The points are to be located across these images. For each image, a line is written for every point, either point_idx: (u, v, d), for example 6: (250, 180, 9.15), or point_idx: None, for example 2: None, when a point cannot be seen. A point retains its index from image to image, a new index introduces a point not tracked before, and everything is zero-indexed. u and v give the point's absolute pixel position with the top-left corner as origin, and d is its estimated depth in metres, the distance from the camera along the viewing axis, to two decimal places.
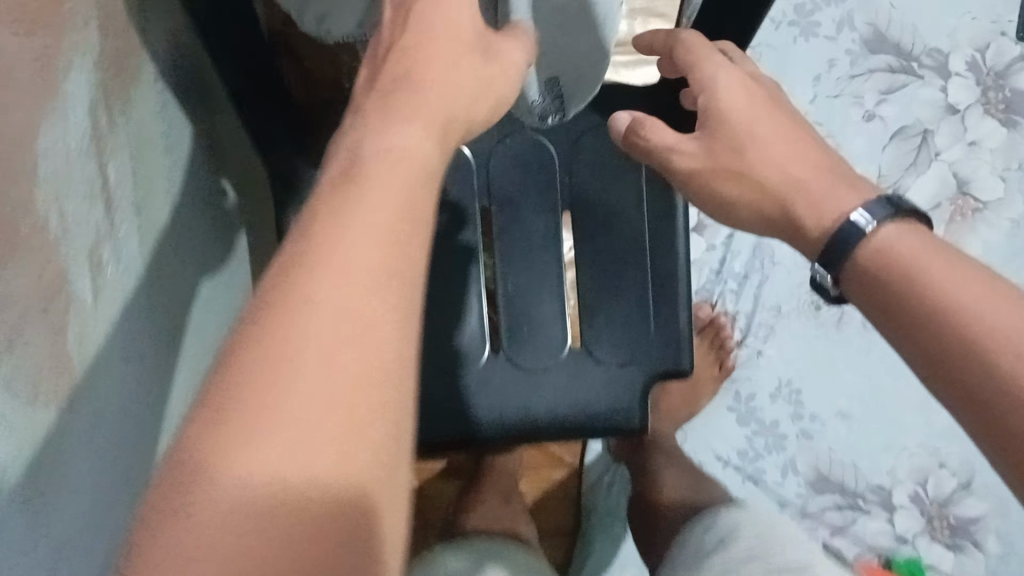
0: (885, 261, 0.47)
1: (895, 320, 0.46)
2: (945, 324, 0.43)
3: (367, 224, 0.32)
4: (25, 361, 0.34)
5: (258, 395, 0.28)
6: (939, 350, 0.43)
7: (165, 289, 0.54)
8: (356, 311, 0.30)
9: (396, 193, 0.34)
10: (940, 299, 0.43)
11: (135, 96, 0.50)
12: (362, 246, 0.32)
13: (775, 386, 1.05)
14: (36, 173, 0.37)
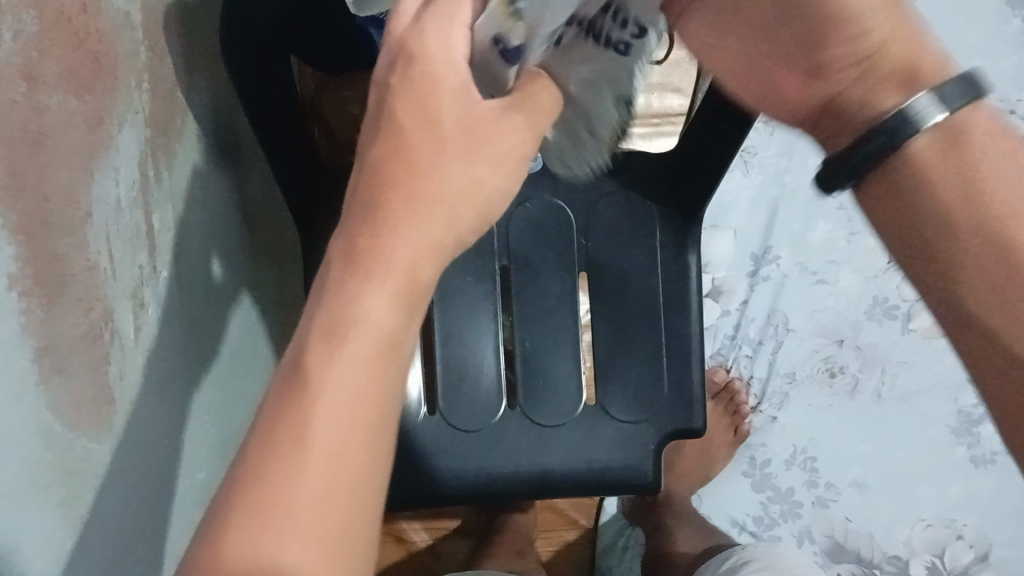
0: (936, 168, 0.39)
1: (937, 243, 0.39)
2: (999, 254, 0.37)
3: (352, 367, 0.36)
4: (70, 390, 0.37)
5: (259, 493, 0.34)
6: (988, 282, 0.37)
7: (200, 333, 0.57)
8: (355, 411, 0.36)
9: (383, 306, 0.37)
10: (1000, 223, 0.37)
11: (179, 154, 0.54)
12: (355, 359, 0.36)
13: (790, 453, 1.04)
14: (90, 218, 0.40)
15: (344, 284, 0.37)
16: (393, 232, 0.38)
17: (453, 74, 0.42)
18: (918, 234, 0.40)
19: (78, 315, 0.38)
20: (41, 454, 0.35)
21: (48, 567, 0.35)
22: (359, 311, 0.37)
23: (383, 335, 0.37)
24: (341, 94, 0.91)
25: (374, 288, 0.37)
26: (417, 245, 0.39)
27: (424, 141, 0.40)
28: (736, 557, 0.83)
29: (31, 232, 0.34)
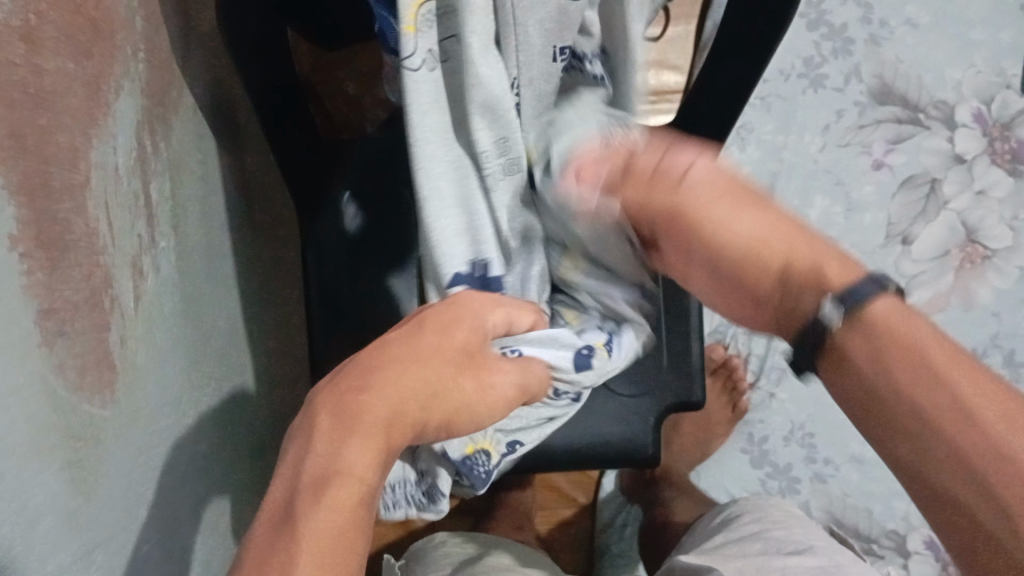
0: (874, 332, 0.42)
1: (881, 412, 0.41)
2: (898, 404, 0.40)
3: (338, 500, 0.41)
4: (74, 351, 0.37)
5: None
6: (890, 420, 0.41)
7: (202, 306, 0.57)
8: (334, 541, 0.39)
9: (360, 460, 0.42)
10: (918, 377, 0.40)
11: (176, 126, 0.54)
12: (337, 501, 0.41)
13: (788, 429, 1.05)
14: (90, 183, 0.40)
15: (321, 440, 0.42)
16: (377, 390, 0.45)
17: (477, 328, 0.51)
18: (862, 393, 0.42)
19: (80, 277, 0.38)
20: (47, 414, 0.35)
21: (56, 527, 0.36)
22: (344, 464, 0.42)
23: (361, 490, 0.42)
24: (336, 74, 0.91)
25: (356, 441, 0.43)
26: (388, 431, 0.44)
27: (417, 358, 0.47)
28: (729, 510, 0.84)
29: (31, 192, 0.34)
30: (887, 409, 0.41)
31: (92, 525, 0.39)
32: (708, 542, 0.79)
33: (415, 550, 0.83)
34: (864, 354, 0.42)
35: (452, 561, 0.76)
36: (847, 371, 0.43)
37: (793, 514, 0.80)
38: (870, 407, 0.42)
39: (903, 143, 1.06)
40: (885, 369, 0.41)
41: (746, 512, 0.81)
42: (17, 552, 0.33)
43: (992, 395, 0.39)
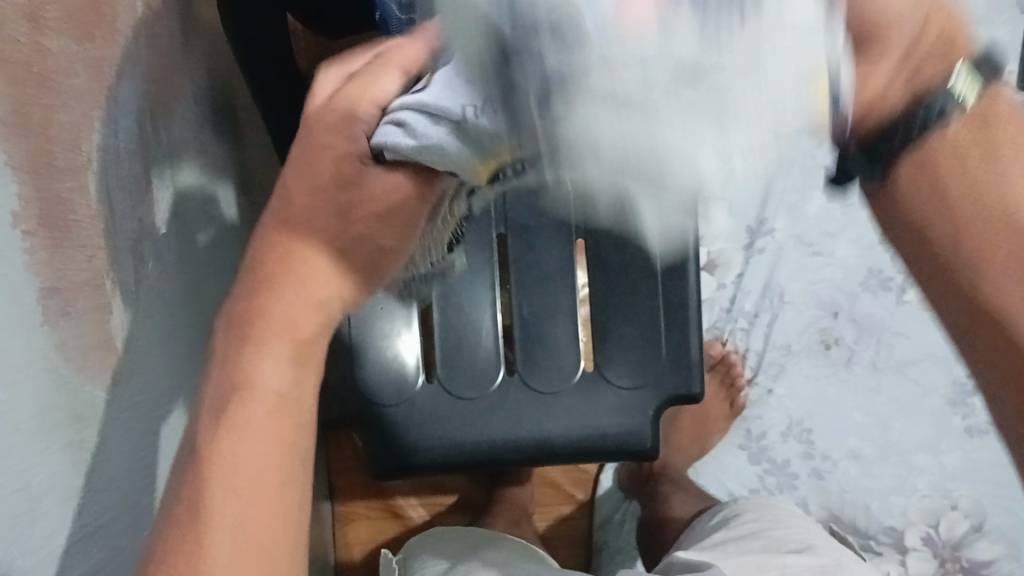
0: (930, 169, 0.38)
1: (937, 233, 0.38)
2: (979, 244, 0.38)
3: (257, 401, 0.38)
4: (75, 331, 0.37)
5: (186, 523, 0.35)
6: (943, 262, 0.39)
7: (200, 294, 0.57)
8: (256, 437, 0.37)
9: (274, 372, 0.38)
10: (1003, 208, 0.37)
11: (177, 114, 0.54)
12: (259, 422, 0.37)
13: (786, 425, 1.05)
14: (91, 165, 0.40)
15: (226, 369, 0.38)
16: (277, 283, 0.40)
17: (334, 156, 0.41)
18: (911, 219, 0.39)
19: (83, 259, 0.38)
20: (49, 392, 0.35)
21: (58, 507, 0.36)
22: (249, 372, 0.38)
23: (277, 397, 0.38)
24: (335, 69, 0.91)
25: (264, 356, 0.38)
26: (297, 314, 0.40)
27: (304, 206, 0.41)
28: (727, 510, 0.84)
29: (35, 171, 0.34)
30: (935, 250, 0.39)
31: (92, 507, 0.39)
32: (705, 541, 0.78)
33: (415, 541, 0.84)
34: (932, 179, 0.38)
35: (449, 555, 0.77)
36: (908, 203, 0.38)
37: (794, 515, 0.79)
38: (948, 237, 0.38)
39: None
40: (899, 202, 0.39)
41: (747, 511, 0.81)
42: (18, 529, 0.33)
43: None
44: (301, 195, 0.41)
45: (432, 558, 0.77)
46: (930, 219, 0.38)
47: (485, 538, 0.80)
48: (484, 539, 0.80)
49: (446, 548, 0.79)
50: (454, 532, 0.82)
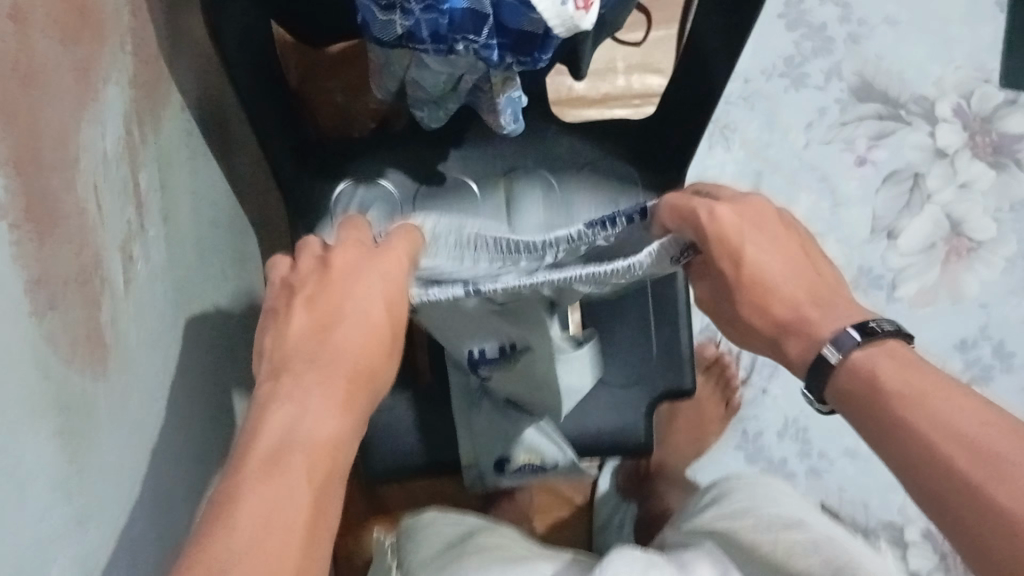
0: (871, 387, 0.46)
1: (895, 448, 0.44)
2: (932, 464, 0.42)
3: (330, 381, 0.44)
4: (63, 324, 0.38)
5: (255, 472, 0.40)
6: (927, 476, 0.43)
7: (193, 295, 0.58)
8: (317, 391, 0.43)
9: (323, 417, 0.42)
10: (952, 443, 0.42)
11: (165, 121, 0.55)
12: (299, 468, 0.40)
13: (782, 425, 1.04)
14: (78, 163, 0.41)
15: (294, 383, 0.43)
16: (338, 336, 0.45)
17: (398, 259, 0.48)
18: (919, 467, 0.43)
19: (68, 254, 0.39)
20: (35, 381, 0.35)
21: (47, 494, 0.36)
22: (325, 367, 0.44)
23: (322, 442, 0.42)
24: (324, 85, 0.92)
25: (318, 406, 0.42)
26: (343, 376, 0.44)
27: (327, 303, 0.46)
28: (719, 489, 0.85)
29: (20, 166, 0.35)
30: (910, 457, 0.43)
31: (85, 497, 0.39)
32: (695, 520, 0.80)
33: (402, 537, 0.85)
34: (862, 386, 0.46)
35: (444, 540, 0.80)
36: (865, 415, 0.46)
37: (782, 492, 0.80)
38: (914, 456, 0.43)
39: (886, 139, 1.07)
40: (877, 401, 0.45)
41: (737, 491, 0.82)
42: (9, 513, 0.33)
43: (1007, 438, 0.41)
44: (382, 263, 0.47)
45: (426, 544, 0.80)
46: (950, 465, 0.42)
47: (475, 527, 0.81)
48: (474, 527, 0.81)
49: (438, 533, 0.81)
50: (444, 517, 0.84)
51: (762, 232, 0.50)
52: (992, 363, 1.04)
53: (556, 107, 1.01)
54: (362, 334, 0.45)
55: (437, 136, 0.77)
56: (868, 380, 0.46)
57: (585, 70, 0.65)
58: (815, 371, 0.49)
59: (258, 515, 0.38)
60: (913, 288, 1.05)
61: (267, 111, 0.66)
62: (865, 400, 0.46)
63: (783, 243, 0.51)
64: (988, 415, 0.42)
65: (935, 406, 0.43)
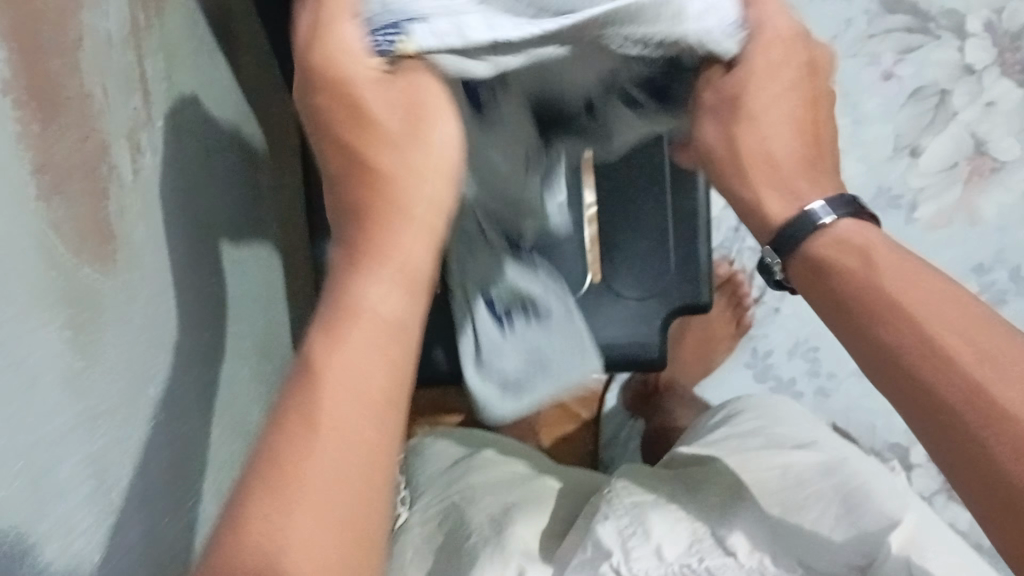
0: (829, 268, 0.44)
1: (867, 341, 0.42)
2: (903, 353, 0.41)
3: (399, 265, 0.39)
4: (69, 213, 0.36)
5: (316, 402, 0.35)
6: (904, 369, 0.40)
7: (203, 195, 0.56)
8: (385, 279, 0.39)
9: (386, 296, 0.38)
10: (920, 324, 0.40)
11: (170, 9, 0.52)
12: (362, 374, 0.36)
13: (793, 344, 1.03)
14: (81, 45, 0.39)
15: (354, 279, 0.38)
16: (398, 224, 0.40)
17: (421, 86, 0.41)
18: (884, 354, 0.41)
19: (73, 140, 0.37)
20: (43, 271, 0.34)
21: (58, 387, 0.35)
22: (390, 245, 0.40)
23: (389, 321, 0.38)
24: None
25: (376, 280, 0.39)
26: (410, 264, 0.40)
27: (372, 179, 0.40)
28: (730, 408, 0.84)
29: (20, 41, 0.33)
30: (897, 353, 0.41)
31: (99, 393, 0.38)
32: (704, 440, 0.79)
33: (410, 451, 0.85)
34: (848, 264, 0.44)
35: (450, 456, 0.79)
36: (841, 297, 0.44)
37: (795, 413, 0.79)
38: (881, 341, 0.42)
39: (912, 54, 1.03)
40: (851, 289, 0.43)
41: (748, 411, 0.81)
42: (18, 404, 0.32)
43: (977, 338, 0.39)
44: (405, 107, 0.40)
45: (433, 459, 0.80)
46: (912, 354, 0.40)
47: (481, 442, 0.80)
48: (480, 443, 0.81)
49: (442, 450, 0.81)
50: (451, 432, 0.84)
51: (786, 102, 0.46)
52: (1008, 287, 1.03)
53: None
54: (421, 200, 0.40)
55: None
56: (855, 264, 0.43)
57: None
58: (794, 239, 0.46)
59: (325, 470, 0.34)
60: (931, 209, 1.03)
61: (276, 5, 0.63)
62: (821, 279, 0.45)
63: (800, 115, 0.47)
64: (965, 307, 0.41)
65: (917, 304, 0.41)
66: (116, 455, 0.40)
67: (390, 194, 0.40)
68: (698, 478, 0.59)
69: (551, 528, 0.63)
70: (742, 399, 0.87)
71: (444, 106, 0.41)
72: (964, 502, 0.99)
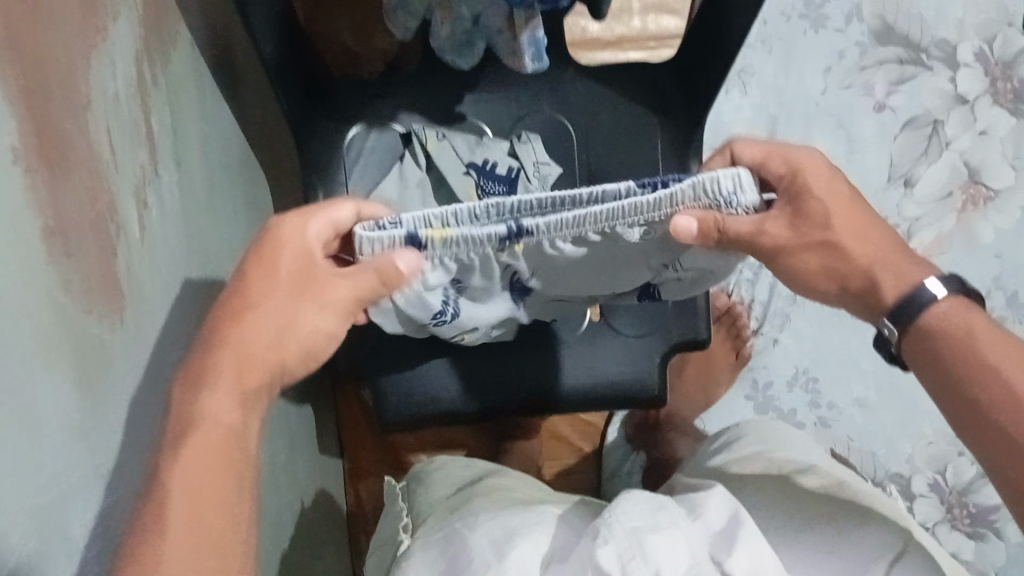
0: (941, 338, 0.48)
1: (974, 412, 0.46)
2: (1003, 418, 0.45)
3: (224, 379, 0.44)
4: (79, 270, 0.36)
5: (152, 513, 0.37)
6: (1003, 435, 0.45)
7: (207, 242, 0.56)
8: (217, 395, 0.43)
9: (224, 407, 0.43)
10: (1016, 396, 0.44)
11: (175, 59, 0.53)
12: (196, 458, 0.40)
13: (792, 374, 1.04)
14: (89, 103, 0.39)
15: (196, 392, 0.43)
16: (248, 337, 0.46)
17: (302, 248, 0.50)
18: (986, 419, 0.45)
19: (83, 198, 0.37)
20: (55, 328, 0.34)
21: (69, 445, 0.35)
22: (227, 353, 0.45)
23: (226, 430, 0.42)
24: (331, 25, 0.89)
25: (212, 391, 0.43)
26: (242, 376, 0.45)
27: (231, 314, 0.47)
28: (729, 433, 0.84)
29: (32, 105, 0.33)
30: (990, 405, 0.45)
31: (107, 448, 0.38)
32: (705, 467, 0.79)
33: (409, 481, 0.85)
34: (951, 336, 0.48)
35: (451, 484, 0.79)
36: (952, 367, 0.47)
37: (793, 437, 0.80)
38: (985, 409, 0.46)
39: (905, 84, 1.04)
40: (956, 361, 0.47)
41: (747, 435, 0.81)
42: (32, 464, 0.32)
43: None
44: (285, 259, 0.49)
45: (434, 486, 0.79)
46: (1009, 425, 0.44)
47: (480, 471, 0.81)
48: (479, 472, 0.81)
49: (442, 479, 0.80)
50: (449, 462, 0.84)
51: (839, 197, 0.52)
52: (1007, 315, 1.03)
53: (570, 49, 0.98)
54: (269, 326, 0.47)
55: (452, 79, 0.74)
56: (960, 335, 0.47)
57: (605, 12, 0.63)
58: (903, 308, 0.49)
59: (179, 563, 0.36)
60: (928, 237, 1.04)
61: (278, 47, 0.64)
62: (925, 344, 0.49)
63: (859, 216, 0.52)
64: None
65: (1008, 374, 0.45)
66: (124, 510, 0.40)
67: (237, 324, 0.46)
68: (699, 496, 0.59)
69: (548, 553, 0.58)
70: (744, 424, 0.87)
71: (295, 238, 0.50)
72: (966, 531, 1.00)
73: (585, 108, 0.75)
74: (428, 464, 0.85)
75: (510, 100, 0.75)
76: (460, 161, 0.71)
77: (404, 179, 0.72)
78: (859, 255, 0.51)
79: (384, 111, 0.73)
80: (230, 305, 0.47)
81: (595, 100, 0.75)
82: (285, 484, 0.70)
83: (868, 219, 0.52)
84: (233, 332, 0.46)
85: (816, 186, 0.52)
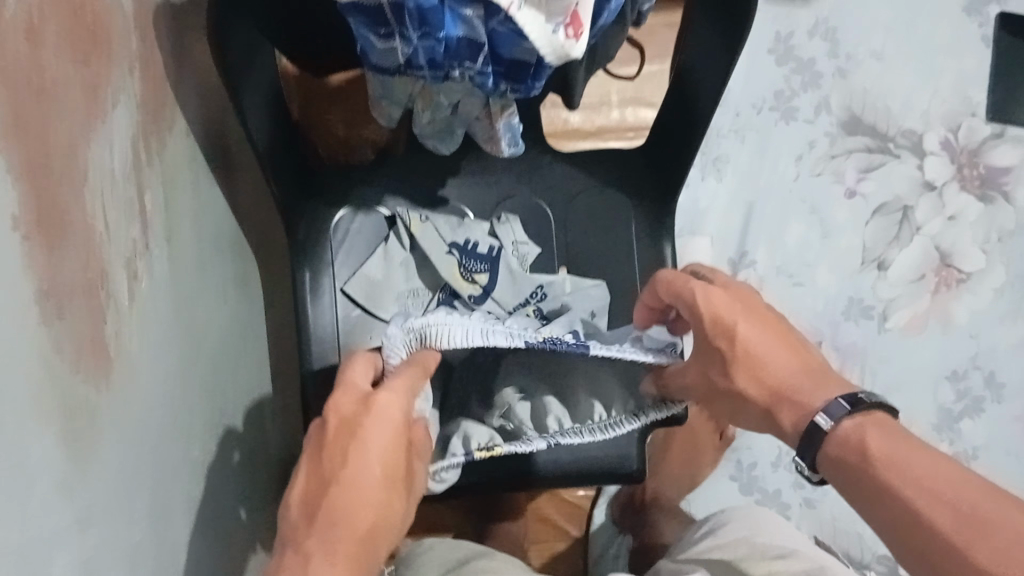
0: (850, 458, 0.50)
1: (892, 526, 0.47)
2: (911, 522, 0.46)
3: (344, 554, 0.48)
4: (70, 332, 0.39)
5: None
6: (917, 539, 0.46)
7: (195, 315, 0.59)
8: (336, 572, 0.47)
9: None
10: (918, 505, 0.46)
11: (170, 144, 0.57)
12: None
13: (776, 455, 1.04)
14: (87, 180, 0.42)
15: (316, 563, 0.47)
16: (360, 509, 0.49)
17: (400, 413, 0.53)
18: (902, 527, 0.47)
19: (76, 266, 0.40)
20: (44, 383, 0.36)
21: (53, 497, 0.37)
22: (348, 526, 0.49)
23: None
24: (324, 116, 0.94)
25: (331, 571, 0.47)
26: (358, 548, 0.49)
27: (345, 479, 0.50)
28: (713, 520, 0.85)
29: (33, 177, 0.36)
30: (901, 517, 0.47)
31: (88, 502, 0.40)
32: (691, 552, 0.80)
33: (396, 564, 0.85)
34: (852, 455, 0.50)
35: (439, 566, 0.79)
36: (861, 483, 0.49)
37: (774, 521, 0.80)
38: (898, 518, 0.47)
39: (875, 171, 1.09)
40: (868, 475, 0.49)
41: (733, 520, 0.82)
42: (15, 510, 0.33)
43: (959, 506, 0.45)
44: (389, 432, 0.52)
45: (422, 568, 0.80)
46: (918, 526, 0.46)
47: (465, 554, 0.81)
48: (464, 554, 0.81)
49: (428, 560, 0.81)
50: (435, 542, 0.85)
51: (745, 310, 0.57)
52: (983, 394, 1.06)
53: (551, 139, 1.03)
54: (379, 500, 0.50)
55: (435, 165, 0.78)
56: (857, 453, 0.50)
57: (577, 103, 0.67)
58: (808, 440, 0.52)
59: None
60: (903, 318, 1.07)
61: (270, 136, 0.67)
62: (840, 464, 0.51)
63: (779, 336, 0.57)
64: (973, 488, 0.46)
65: (906, 483, 0.47)
66: (106, 562, 0.42)
67: (357, 490, 0.50)
68: None
69: None
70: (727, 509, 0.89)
71: (399, 392, 0.53)
72: None
73: (562, 191, 0.79)
74: (413, 545, 0.88)
75: (490, 185, 0.79)
76: (443, 240, 0.76)
77: (388, 258, 0.76)
78: (770, 367, 0.55)
79: (370, 196, 0.77)
80: (345, 459, 0.51)
81: (572, 184, 0.79)
82: (269, 557, 0.71)
83: (786, 337, 0.57)
84: (349, 500, 0.49)
85: (717, 304, 0.57)
